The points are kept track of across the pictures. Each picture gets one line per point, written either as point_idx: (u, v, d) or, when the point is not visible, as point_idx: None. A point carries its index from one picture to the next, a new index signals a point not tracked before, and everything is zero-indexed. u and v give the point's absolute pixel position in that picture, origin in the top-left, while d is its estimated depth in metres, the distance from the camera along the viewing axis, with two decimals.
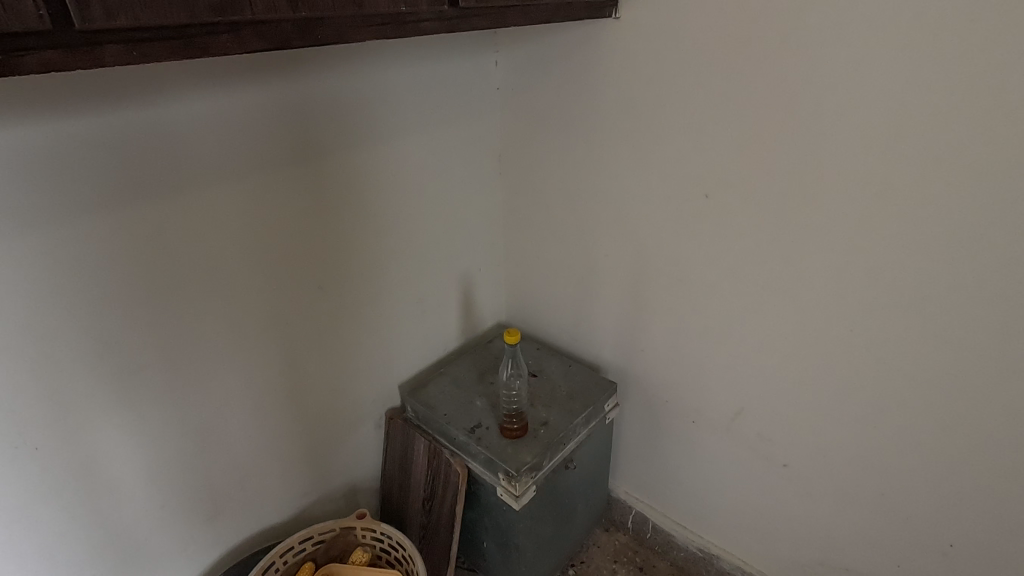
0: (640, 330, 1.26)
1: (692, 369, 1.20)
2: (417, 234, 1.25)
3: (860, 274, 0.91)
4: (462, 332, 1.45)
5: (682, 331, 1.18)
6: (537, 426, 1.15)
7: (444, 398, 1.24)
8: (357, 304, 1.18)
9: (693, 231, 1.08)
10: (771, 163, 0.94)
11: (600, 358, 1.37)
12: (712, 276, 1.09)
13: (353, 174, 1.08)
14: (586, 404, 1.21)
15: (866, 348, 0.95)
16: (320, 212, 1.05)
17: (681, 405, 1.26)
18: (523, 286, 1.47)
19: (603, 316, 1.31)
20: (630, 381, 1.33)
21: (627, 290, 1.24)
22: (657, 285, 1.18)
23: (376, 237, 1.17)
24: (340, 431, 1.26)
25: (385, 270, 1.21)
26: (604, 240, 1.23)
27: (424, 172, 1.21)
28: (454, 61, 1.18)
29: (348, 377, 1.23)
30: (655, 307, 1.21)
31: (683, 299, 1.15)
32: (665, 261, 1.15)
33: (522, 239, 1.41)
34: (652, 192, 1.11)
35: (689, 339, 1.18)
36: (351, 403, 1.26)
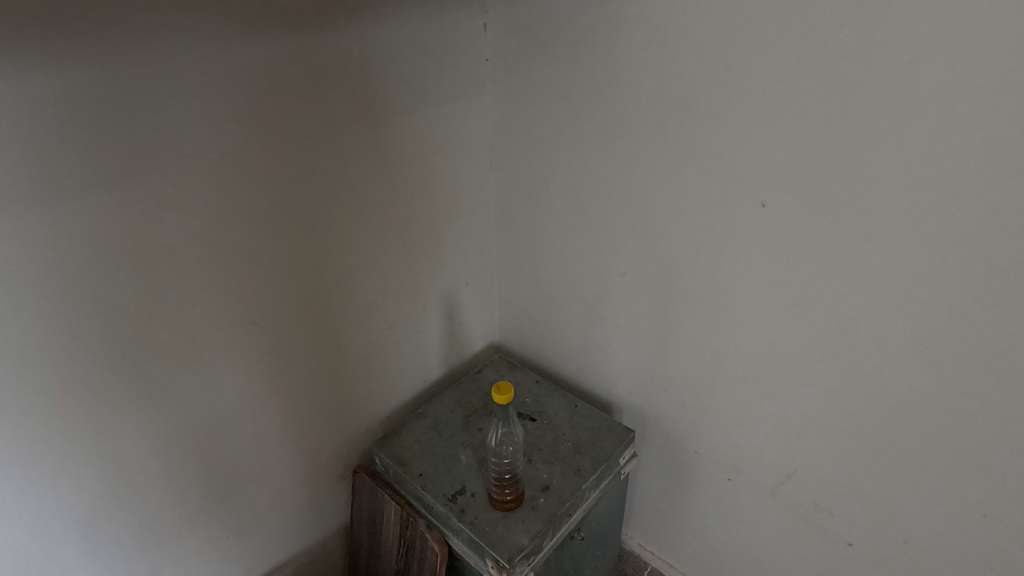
0: (666, 368, 1.01)
1: (730, 418, 0.96)
2: (388, 251, 0.98)
3: (985, 330, 0.65)
4: (446, 359, 1.20)
5: (720, 373, 0.93)
6: (536, 494, 0.91)
7: (420, 451, 1.00)
8: (307, 347, 0.91)
9: (744, 253, 0.81)
10: (867, 168, 0.65)
11: (612, 394, 1.12)
12: (764, 310, 0.83)
13: (306, 176, 0.80)
14: (597, 461, 0.97)
15: (981, 424, 0.70)
16: (254, 234, 0.77)
17: (714, 458, 1.01)
18: (520, 302, 1.21)
19: (619, 346, 1.06)
20: (650, 424, 1.08)
21: (651, 319, 0.98)
22: (689, 317, 0.93)
23: (333, 260, 0.89)
24: (290, 494, 1.01)
25: (346, 298, 0.94)
26: (620, 253, 0.97)
27: (394, 174, 0.93)
28: (433, 24, 0.89)
29: (299, 432, 0.97)
30: (685, 340, 0.96)
31: (723, 333, 0.90)
32: (703, 288, 0.89)
33: (519, 249, 1.15)
34: (691, 201, 0.83)
35: (730, 382, 0.93)
36: (302, 462, 1.01)
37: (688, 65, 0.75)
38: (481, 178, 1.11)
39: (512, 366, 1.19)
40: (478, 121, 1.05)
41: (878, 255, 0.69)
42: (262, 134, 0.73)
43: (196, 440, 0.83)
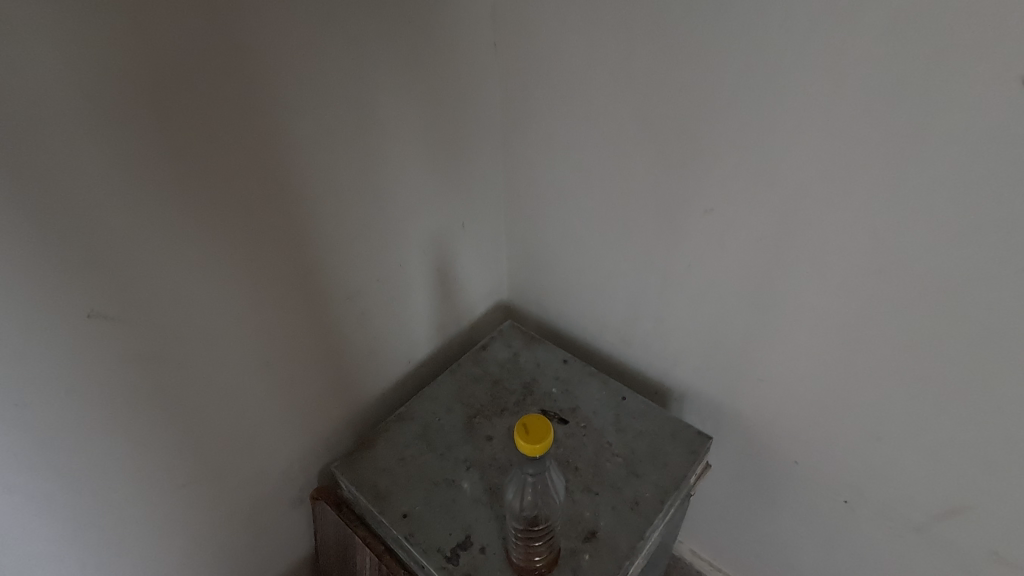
0: (764, 349, 0.67)
1: (867, 427, 0.63)
2: (339, 181, 0.60)
3: None
4: (436, 332, 0.87)
5: (865, 364, 0.60)
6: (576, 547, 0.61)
7: (404, 479, 0.69)
8: (213, 340, 0.57)
9: (970, 172, 0.45)
10: None
11: (672, 378, 0.80)
12: (980, 271, 0.48)
13: (163, 47, 0.42)
14: (662, 487, 0.66)
15: None
16: (70, 162, 0.41)
17: (827, 474, 0.70)
18: (539, 246, 0.86)
19: (691, 314, 0.73)
20: (726, 421, 0.77)
21: (753, 279, 0.64)
22: (823, 279, 0.58)
23: (241, 203, 0.52)
24: (224, 544, 0.70)
25: (274, 261, 0.58)
26: (711, 175, 0.61)
27: (338, 51, 0.54)
28: None
29: (225, 463, 0.64)
30: (805, 311, 0.61)
31: (883, 305, 0.56)
32: (863, 235, 0.53)
33: (542, 170, 0.78)
34: (874, 77, 0.46)
35: (877, 378, 0.60)
36: (237, 501, 0.68)
37: None
38: (482, 60, 0.72)
39: (530, 338, 0.86)
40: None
41: None
42: None
43: (31, 509, 0.50)
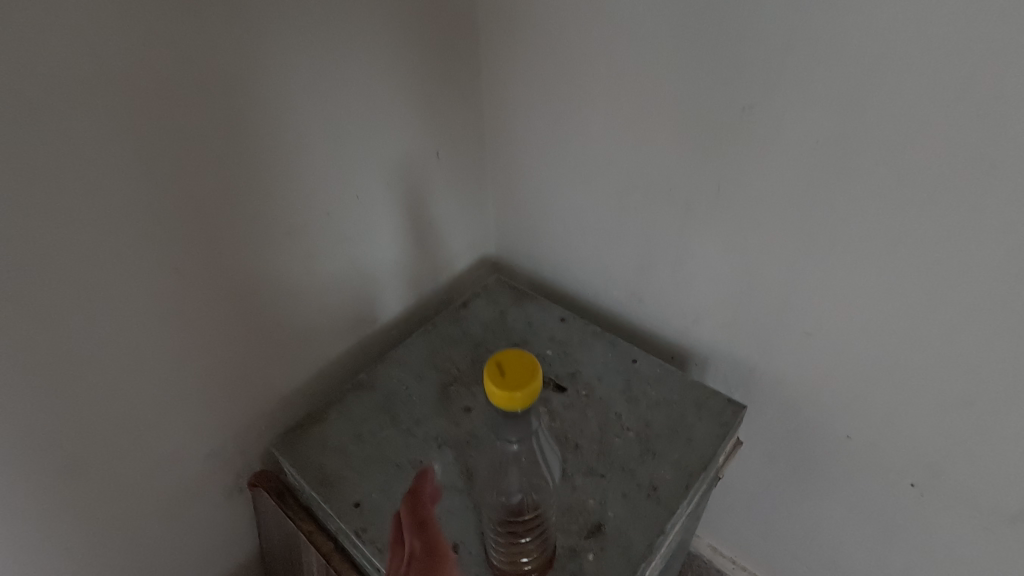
0: (816, 291, 0.53)
1: (953, 389, 0.49)
2: (254, 60, 0.46)
3: None
4: (409, 287, 0.72)
5: (959, 302, 0.45)
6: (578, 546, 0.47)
7: (359, 459, 0.55)
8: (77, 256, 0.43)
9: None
10: None
11: (693, 338, 0.66)
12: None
13: None
14: (686, 469, 0.52)
15: None
16: None
17: (892, 452, 0.56)
18: (528, 183, 0.71)
19: (717, 254, 0.58)
20: (759, 390, 0.63)
21: (804, 195, 0.49)
22: (904, 183, 0.43)
23: (91, 65, 0.38)
24: (127, 531, 0.56)
25: (159, 162, 0.44)
26: (753, 51, 0.46)
27: None
28: None
29: (113, 425, 0.50)
30: (875, 233, 0.47)
31: (995, 214, 0.41)
32: (971, 107, 0.39)
33: (528, 81, 0.63)
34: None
35: (973, 318, 0.45)
36: (140, 473, 0.55)
37: None
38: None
39: (519, 294, 0.71)
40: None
41: None
42: None
43: None
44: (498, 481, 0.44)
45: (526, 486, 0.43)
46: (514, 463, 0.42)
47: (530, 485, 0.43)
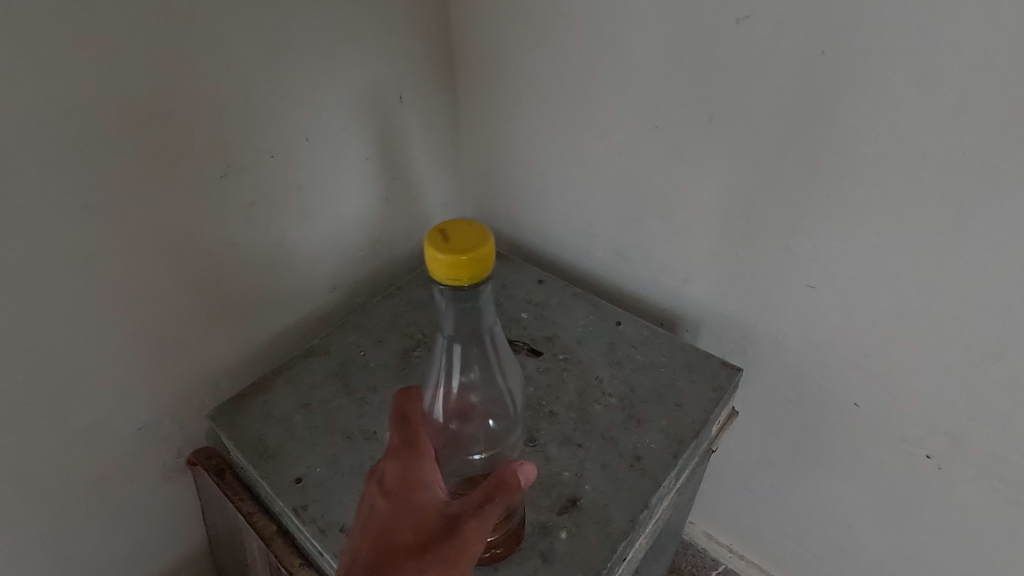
0: (821, 235, 0.47)
1: (978, 340, 0.43)
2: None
3: None
4: (372, 249, 0.66)
5: (999, 234, 0.39)
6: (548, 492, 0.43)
7: (305, 430, 0.49)
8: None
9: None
10: None
11: (684, 300, 0.59)
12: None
13: None
14: (675, 438, 0.45)
15: None
16: None
17: (908, 420, 0.49)
18: (505, 133, 0.64)
19: (711, 200, 0.51)
20: (756, 355, 0.57)
21: (807, 121, 0.43)
22: (923, 96, 0.37)
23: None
24: (42, 509, 0.49)
25: (49, 63, 0.38)
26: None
27: None
28: None
29: (12, 381, 0.44)
30: (897, 157, 0.40)
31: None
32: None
33: (500, 8, 0.56)
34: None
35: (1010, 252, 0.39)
36: (49, 442, 0.47)
37: None
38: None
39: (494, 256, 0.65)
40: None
41: None
42: None
43: None
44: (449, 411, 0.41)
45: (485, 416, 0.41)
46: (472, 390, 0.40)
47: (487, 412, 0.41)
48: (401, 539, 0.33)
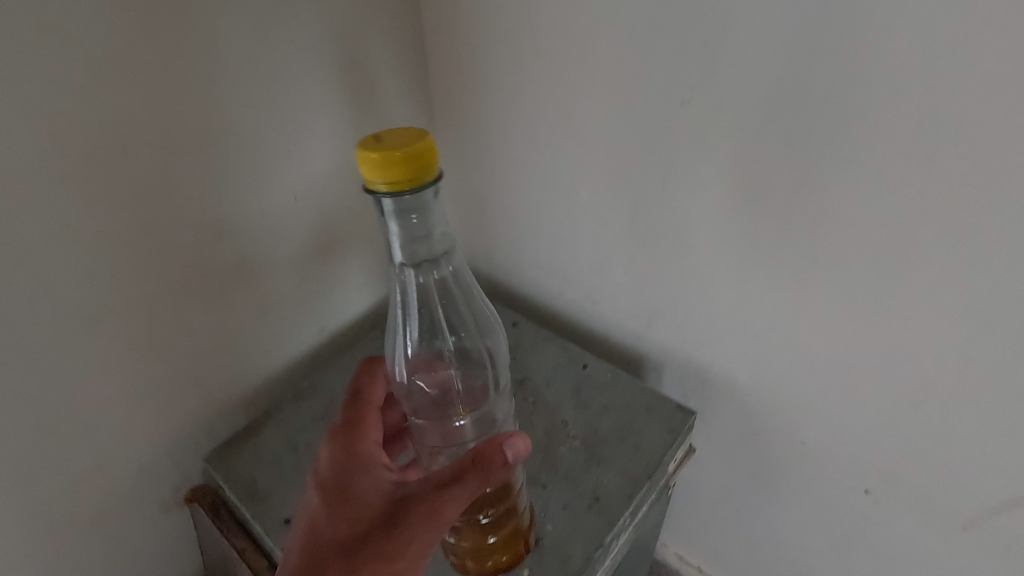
0: (762, 289, 0.51)
1: (898, 389, 0.47)
2: (173, 45, 0.43)
3: None
4: (359, 292, 0.70)
5: (917, 300, 0.43)
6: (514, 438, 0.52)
7: (293, 472, 0.53)
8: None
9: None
10: None
11: (648, 340, 0.64)
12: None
13: None
14: (629, 479, 0.50)
15: None
16: None
17: (851, 456, 0.54)
18: (482, 182, 0.68)
19: (666, 254, 0.56)
20: (713, 392, 0.61)
21: (745, 191, 0.47)
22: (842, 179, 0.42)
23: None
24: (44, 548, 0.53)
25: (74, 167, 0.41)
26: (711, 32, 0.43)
27: None
28: None
29: (22, 433, 0.47)
30: (831, 228, 0.44)
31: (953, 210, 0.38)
32: (929, 91, 0.36)
33: (478, 73, 0.60)
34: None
35: (928, 316, 0.43)
36: (52, 483, 0.51)
37: None
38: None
39: None
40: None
41: None
42: None
43: None
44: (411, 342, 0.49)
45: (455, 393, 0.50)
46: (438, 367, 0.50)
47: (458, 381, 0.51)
48: (338, 531, 0.38)
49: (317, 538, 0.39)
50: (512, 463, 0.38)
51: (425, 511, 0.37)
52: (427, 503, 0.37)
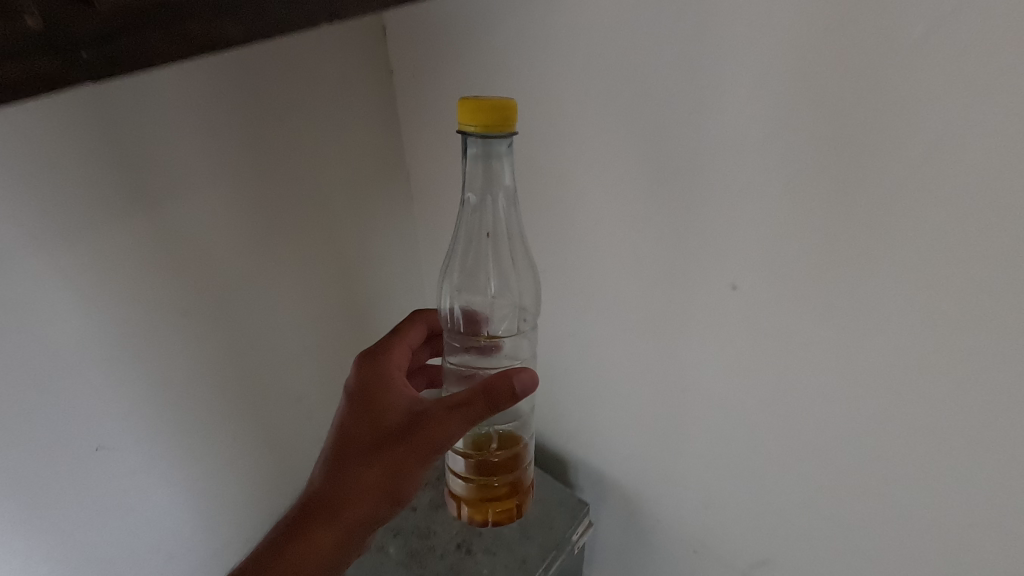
0: (619, 431, 0.89)
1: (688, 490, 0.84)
2: (315, 311, 0.83)
3: (954, 434, 0.56)
4: None
5: (709, 421, 0.76)
6: (517, 337, 0.75)
7: None
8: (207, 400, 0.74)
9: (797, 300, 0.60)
10: (834, 250, 0.55)
11: (565, 451, 1.00)
12: (809, 367, 0.63)
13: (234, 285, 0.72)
14: (544, 547, 0.84)
15: (952, 530, 0.60)
16: (186, 353, 0.70)
17: (681, 517, 0.88)
18: None
19: (568, 404, 0.94)
20: (601, 485, 0.98)
21: (603, 381, 0.86)
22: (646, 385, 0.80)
23: (254, 336, 0.76)
24: None
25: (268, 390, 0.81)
26: (624, 257, 0.72)
27: (330, 266, 0.82)
28: (349, 101, 0.78)
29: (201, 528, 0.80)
30: (668, 373, 0.77)
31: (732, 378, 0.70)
32: (674, 354, 0.74)
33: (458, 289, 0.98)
34: (751, 162, 0.57)
35: (701, 451, 0.80)
36: (207, 554, 0.82)
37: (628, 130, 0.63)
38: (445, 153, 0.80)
39: None
40: (473, 59, 0.72)
41: (836, 339, 0.59)
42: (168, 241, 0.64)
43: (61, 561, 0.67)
44: (465, 272, 0.71)
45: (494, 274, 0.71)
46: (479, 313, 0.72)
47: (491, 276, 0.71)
48: (363, 433, 0.55)
49: (348, 432, 0.56)
50: (514, 397, 0.52)
51: (434, 428, 0.52)
52: (434, 428, 0.52)
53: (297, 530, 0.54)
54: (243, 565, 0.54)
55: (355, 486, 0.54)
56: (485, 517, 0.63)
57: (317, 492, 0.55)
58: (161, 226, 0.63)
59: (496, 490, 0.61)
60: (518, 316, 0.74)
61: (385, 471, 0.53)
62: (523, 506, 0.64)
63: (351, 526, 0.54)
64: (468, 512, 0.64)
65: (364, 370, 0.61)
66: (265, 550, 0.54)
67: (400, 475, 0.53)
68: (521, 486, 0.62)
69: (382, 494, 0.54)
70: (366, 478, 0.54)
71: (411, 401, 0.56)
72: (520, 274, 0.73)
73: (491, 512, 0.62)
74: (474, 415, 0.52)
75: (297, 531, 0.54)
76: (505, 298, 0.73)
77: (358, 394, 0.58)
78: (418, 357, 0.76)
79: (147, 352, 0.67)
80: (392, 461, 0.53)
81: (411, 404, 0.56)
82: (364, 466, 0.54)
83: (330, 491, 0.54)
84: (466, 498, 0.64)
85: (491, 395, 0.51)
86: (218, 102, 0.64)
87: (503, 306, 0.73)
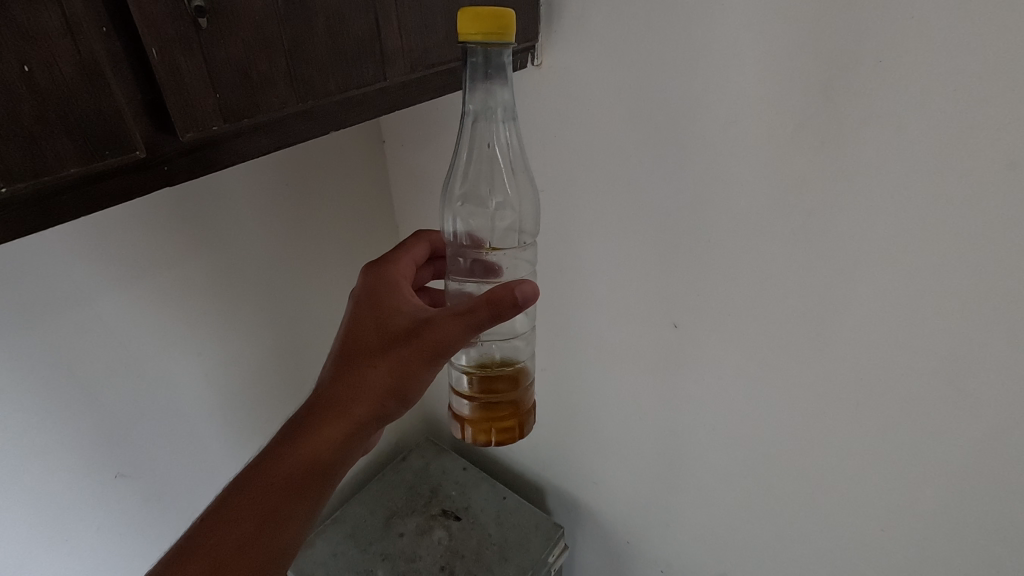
0: (589, 457, 0.97)
1: (652, 509, 0.93)
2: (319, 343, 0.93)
3: (860, 449, 0.67)
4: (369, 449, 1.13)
5: (666, 444, 0.85)
6: (515, 253, 0.72)
7: (335, 566, 0.91)
8: (216, 436, 0.81)
9: (729, 338, 0.71)
10: (754, 297, 0.66)
11: (541, 479, 1.08)
12: (744, 394, 0.73)
13: (260, 321, 0.82)
14: (523, 567, 0.91)
15: (866, 531, 0.71)
16: (213, 396, 0.79)
17: (647, 535, 0.96)
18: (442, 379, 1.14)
19: (543, 435, 1.02)
20: (574, 510, 1.05)
21: (573, 411, 0.95)
22: (610, 413, 0.90)
23: (270, 374, 0.86)
24: None
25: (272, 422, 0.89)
26: (588, 296, 0.82)
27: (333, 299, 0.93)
28: (349, 154, 0.87)
29: None
30: (629, 403, 0.86)
31: (684, 406, 0.80)
32: (632, 384, 0.84)
33: None
34: (684, 225, 0.67)
35: (662, 473, 0.88)
36: None
37: (583, 194, 0.74)
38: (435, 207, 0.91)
39: (440, 450, 1.13)
40: (446, 134, 0.81)
41: (762, 368, 0.70)
42: (216, 302, 0.75)
43: None
44: (468, 189, 0.66)
45: (493, 194, 0.66)
46: (478, 236, 0.69)
47: (490, 191, 0.66)
48: (365, 338, 0.52)
49: (349, 346, 0.52)
50: (518, 306, 0.46)
51: (435, 332, 0.48)
52: (435, 334, 0.48)
53: (299, 429, 0.50)
54: (236, 477, 0.49)
55: (361, 388, 0.50)
56: (488, 436, 0.59)
57: (322, 392, 0.51)
58: (213, 287, 0.74)
59: (498, 408, 0.60)
60: (517, 228, 0.71)
61: (389, 373, 0.50)
62: (525, 428, 0.61)
63: (357, 423, 0.50)
64: (471, 433, 0.60)
65: (369, 278, 0.58)
66: (262, 460, 0.49)
67: (404, 376, 0.49)
68: (522, 408, 0.61)
69: (389, 396, 0.50)
70: (369, 383, 0.50)
71: (415, 307, 0.53)
72: (521, 194, 0.69)
73: (494, 430, 0.59)
74: (477, 321, 0.47)
75: (297, 433, 0.49)
76: (507, 213, 0.69)
77: (365, 299, 0.55)
78: (420, 277, 0.72)
79: (187, 400, 0.76)
80: (398, 363, 0.49)
81: (415, 309, 0.53)
82: (368, 368, 0.50)
83: (334, 393, 0.50)
84: (469, 419, 0.61)
85: (493, 304, 0.46)
86: (254, 168, 0.74)
87: (504, 220, 0.69)
